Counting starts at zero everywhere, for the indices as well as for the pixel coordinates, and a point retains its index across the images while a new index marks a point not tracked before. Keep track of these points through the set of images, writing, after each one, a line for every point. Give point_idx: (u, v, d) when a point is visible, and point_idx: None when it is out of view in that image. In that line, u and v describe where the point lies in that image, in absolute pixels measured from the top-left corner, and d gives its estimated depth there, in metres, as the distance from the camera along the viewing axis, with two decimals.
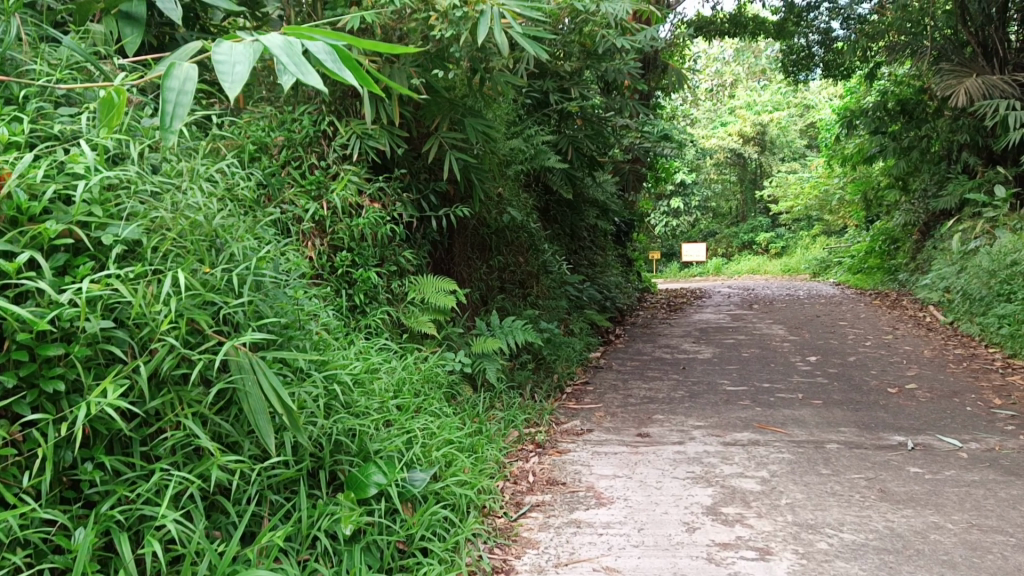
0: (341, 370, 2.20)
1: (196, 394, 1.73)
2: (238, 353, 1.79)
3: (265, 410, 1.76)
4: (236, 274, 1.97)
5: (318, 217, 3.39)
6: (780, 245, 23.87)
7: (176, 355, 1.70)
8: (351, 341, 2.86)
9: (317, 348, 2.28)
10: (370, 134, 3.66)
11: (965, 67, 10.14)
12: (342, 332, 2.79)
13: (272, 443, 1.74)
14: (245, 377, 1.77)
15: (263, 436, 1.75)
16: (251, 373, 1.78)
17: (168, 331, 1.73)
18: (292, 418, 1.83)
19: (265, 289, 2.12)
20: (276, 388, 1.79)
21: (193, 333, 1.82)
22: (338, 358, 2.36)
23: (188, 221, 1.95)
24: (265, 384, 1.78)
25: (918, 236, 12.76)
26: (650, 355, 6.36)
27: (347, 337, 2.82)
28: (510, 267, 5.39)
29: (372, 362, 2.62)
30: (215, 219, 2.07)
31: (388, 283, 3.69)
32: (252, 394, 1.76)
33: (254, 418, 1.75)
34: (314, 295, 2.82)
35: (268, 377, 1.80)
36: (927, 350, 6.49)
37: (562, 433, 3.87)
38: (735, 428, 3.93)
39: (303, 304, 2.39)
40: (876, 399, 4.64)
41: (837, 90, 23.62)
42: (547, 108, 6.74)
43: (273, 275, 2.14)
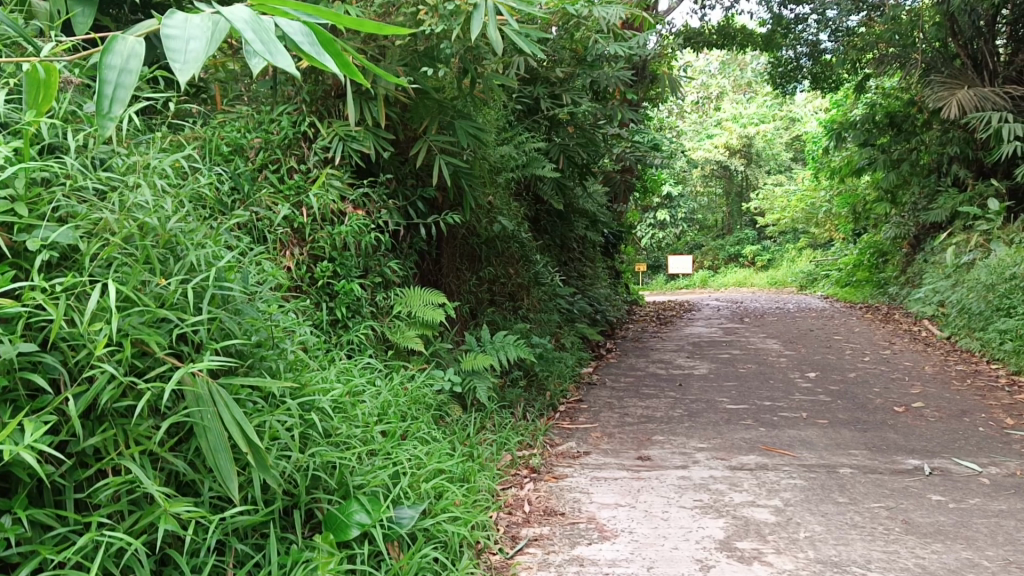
0: (320, 395, 1.98)
1: (144, 429, 1.50)
2: (196, 382, 1.56)
3: (227, 448, 1.53)
4: (195, 285, 1.74)
5: (296, 224, 3.16)
6: (766, 258, 23.81)
7: (118, 384, 1.47)
8: (331, 360, 2.63)
9: (294, 369, 2.05)
10: (354, 137, 3.44)
11: (955, 80, 10.06)
12: (322, 350, 2.56)
13: (235, 488, 1.51)
14: (203, 410, 1.54)
15: (224, 478, 1.52)
16: (211, 405, 1.55)
17: (109, 354, 1.50)
18: (259, 456, 1.60)
19: (234, 305, 1.89)
20: (241, 422, 1.56)
21: (142, 356, 1.59)
22: (317, 380, 2.13)
23: (137, 223, 1.73)
24: (228, 418, 1.55)
25: (908, 249, 12.64)
26: (645, 371, 6.14)
27: (328, 356, 2.59)
28: (501, 280, 5.17)
29: (354, 384, 2.38)
30: (171, 223, 1.84)
31: (372, 297, 3.46)
32: (211, 429, 1.53)
33: (213, 457, 1.52)
34: (290, 309, 2.59)
35: (233, 408, 1.57)
36: (928, 366, 6.31)
37: (558, 455, 3.65)
38: (741, 450, 3.72)
39: (275, 318, 2.15)
40: (883, 418, 4.45)
41: (822, 104, 23.69)
42: (538, 114, 6.55)
43: (242, 287, 1.90)
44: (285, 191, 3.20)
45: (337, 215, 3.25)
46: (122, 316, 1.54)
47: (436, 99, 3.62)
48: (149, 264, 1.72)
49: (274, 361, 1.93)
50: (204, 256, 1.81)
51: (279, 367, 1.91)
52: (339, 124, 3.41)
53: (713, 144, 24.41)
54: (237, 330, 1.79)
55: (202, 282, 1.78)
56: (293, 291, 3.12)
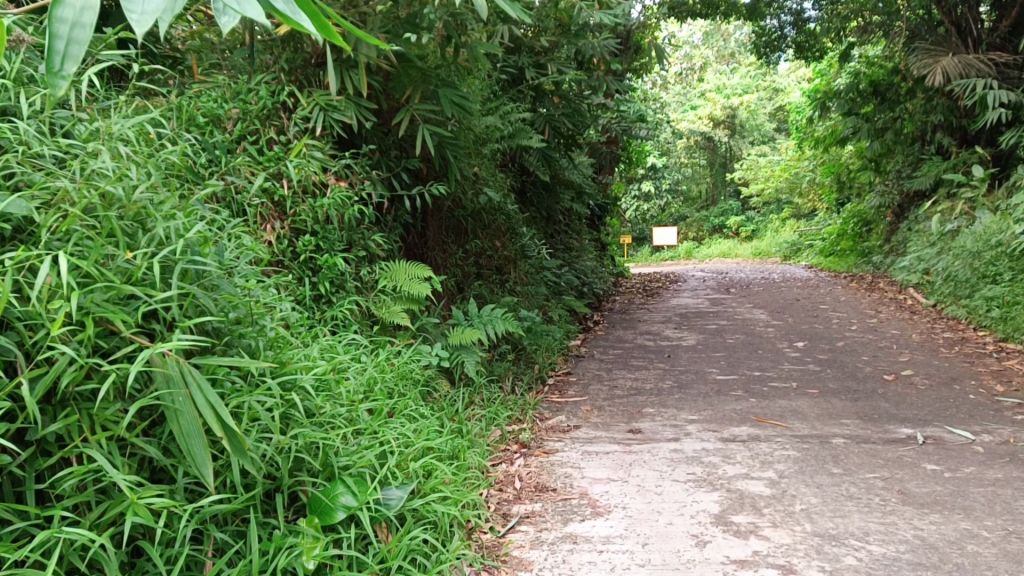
0: (303, 374, 1.89)
1: (111, 413, 1.41)
2: (166, 363, 1.47)
3: (201, 433, 1.44)
4: (163, 259, 1.65)
5: (276, 197, 3.05)
6: (750, 228, 23.81)
7: (79, 367, 1.38)
8: (314, 337, 2.54)
9: (275, 347, 1.96)
10: (334, 106, 3.32)
11: (940, 46, 9.99)
12: (303, 327, 2.48)
13: (209, 476, 1.43)
14: (175, 392, 1.45)
15: (198, 466, 1.43)
16: (184, 386, 1.47)
17: (70, 335, 1.41)
18: (236, 440, 1.51)
19: (209, 281, 1.79)
20: (215, 405, 1.48)
21: (108, 336, 1.50)
22: (299, 358, 2.04)
23: (97, 192, 1.65)
24: (202, 401, 1.46)
25: (892, 217, 12.64)
26: (633, 343, 6.09)
27: (309, 332, 2.50)
28: (487, 252, 5.08)
29: (339, 361, 2.30)
30: (138, 193, 1.75)
31: (356, 271, 3.36)
32: (184, 413, 1.45)
33: (186, 443, 1.43)
34: (270, 285, 2.49)
35: (207, 390, 1.48)
36: (915, 334, 6.30)
37: (548, 430, 3.59)
38: (733, 422, 3.67)
39: (255, 295, 2.05)
40: (874, 387, 4.42)
41: (806, 73, 23.59)
42: (522, 84, 6.42)
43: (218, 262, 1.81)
44: (264, 164, 3.09)
45: (320, 187, 3.14)
46: (83, 293, 1.45)
47: (419, 67, 3.50)
48: (114, 238, 1.63)
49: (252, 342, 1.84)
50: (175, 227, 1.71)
51: (260, 343, 1.81)
52: (319, 93, 3.29)
53: (697, 114, 24.30)
54: (213, 305, 1.69)
55: (172, 256, 1.68)
56: (274, 267, 3.03)
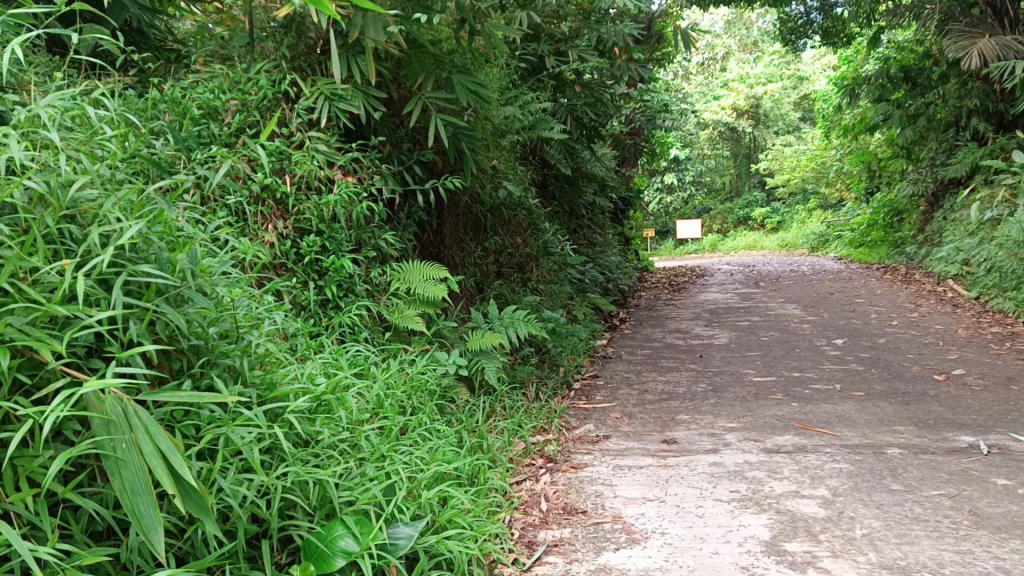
0: (295, 399, 1.66)
1: (39, 464, 1.23)
2: (105, 403, 1.27)
3: (148, 488, 1.24)
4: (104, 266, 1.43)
5: (278, 195, 2.83)
6: (776, 220, 23.36)
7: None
8: (316, 350, 2.30)
9: (265, 368, 1.73)
10: (340, 96, 3.08)
11: (976, 28, 9.57)
12: (300, 341, 2.25)
13: (159, 541, 1.22)
14: (117, 439, 1.26)
15: (145, 528, 1.23)
16: (128, 431, 1.27)
17: None
18: (194, 495, 1.31)
19: (181, 294, 1.56)
20: (166, 452, 1.27)
21: (39, 367, 1.31)
22: (293, 379, 1.81)
23: (24, 190, 1.44)
24: (150, 449, 1.26)
25: (926, 206, 12.21)
26: (662, 342, 5.81)
27: (309, 345, 2.28)
28: (508, 250, 4.82)
29: (340, 379, 2.06)
30: (80, 190, 1.53)
31: (366, 273, 3.11)
32: (128, 464, 1.25)
33: (131, 501, 1.23)
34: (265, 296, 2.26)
35: (156, 435, 1.29)
36: (961, 329, 5.97)
37: (575, 441, 3.34)
38: (775, 430, 3.39)
39: (241, 307, 1.82)
40: (925, 389, 4.12)
41: (831, 60, 23.13)
42: (541, 73, 6.15)
43: (189, 267, 1.58)
44: (263, 160, 2.86)
45: (324, 186, 2.93)
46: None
47: (432, 52, 3.27)
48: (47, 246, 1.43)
49: (232, 362, 1.62)
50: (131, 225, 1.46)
51: (243, 364, 1.60)
52: (323, 81, 3.06)
53: (720, 105, 23.88)
54: (181, 322, 1.46)
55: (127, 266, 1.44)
56: (276, 270, 2.81)
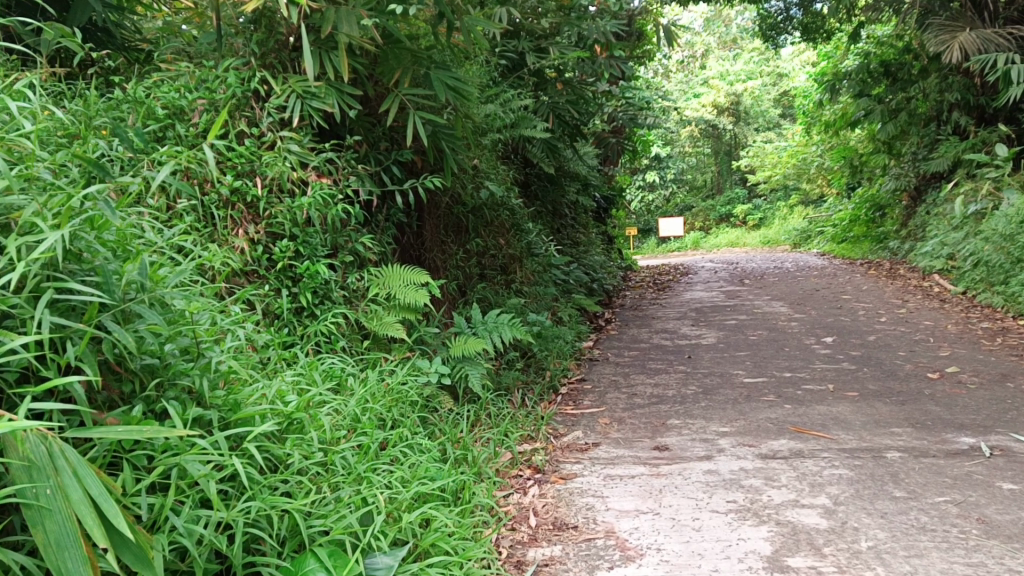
0: (260, 425, 1.52)
1: None
2: (27, 444, 1.18)
3: (77, 541, 1.15)
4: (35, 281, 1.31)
5: (248, 198, 2.70)
6: (758, 217, 23.38)
7: None
8: (287, 365, 2.17)
9: (227, 387, 1.60)
10: (313, 93, 2.95)
11: (956, 22, 9.55)
12: (268, 355, 2.11)
13: None
14: (41, 485, 1.16)
15: None
16: (53, 475, 1.17)
17: None
18: (131, 546, 1.22)
19: (131, 310, 1.43)
20: (98, 499, 1.18)
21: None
22: (260, 398, 1.67)
23: None
24: (79, 496, 1.17)
25: (908, 201, 12.19)
26: (649, 342, 5.71)
27: (278, 360, 2.14)
28: (490, 252, 4.69)
29: (313, 396, 1.93)
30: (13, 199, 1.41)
31: (343, 278, 2.98)
32: (53, 513, 1.15)
33: (57, 555, 1.13)
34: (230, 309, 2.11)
35: (86, 480, 1.19)
36: (950, 325, 5.91)
37: (564, 449, 3.22)
38: (769, 434, 3.29)
39: (202, 321, 1.68)
40: (919, 388, 4.03)
41: (810, 57, 23.19)
42: (522, 70, 6.03)
43: (138, 279, 1.44)
44: (232, 162, 2.72)
45: (297, 189, 2.80)
46: None
47: (409, 47, 3.14)
48: None
49: (191, 382, 1.50)
50: (61, 234, 1.33)
51: (203, 384, 1.47)
52: (295, 78, 2.92)
53: (701, 102, 23.86)
54: (128, 340, 1.33)
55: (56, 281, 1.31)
56: (247, 277, 2.68)
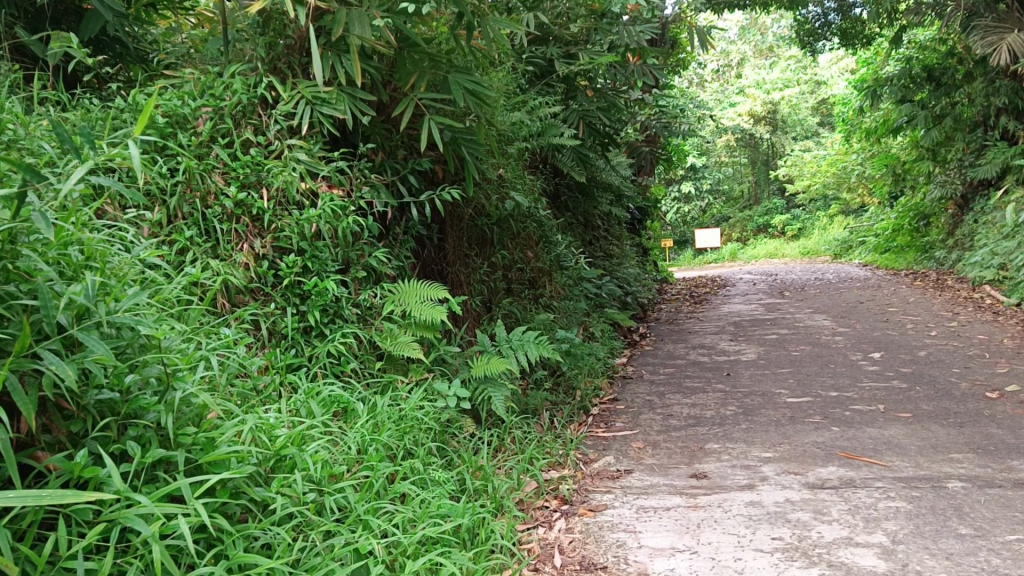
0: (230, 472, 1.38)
1: None
2: None
3: None
4: None
5: (254, 210, 2.56)
6: (796, 227, 22.90)
7: None
8: (283, 400, 1.99)
9: (189, 426, 1.46)
10: (324, 100, 2.80)
11: (1003, 23, 9.19)
12: (258, 388, 1.96)
13: None
14: None
15: None
16: None
17: None
18: None
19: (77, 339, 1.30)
20: None
21: None
22: (237, 438, 1.52)
23: None
24: None
25: (955, 209, 11.75)
26: (685, 359, 5.46)
27: (268, 394, 1.98)
28: (518, 266, 4.50)
29: (308, 433, 1.75)
30: None
31: (356, 295, 2.80)
32: None
33: None
34: (220, 336, 1.95)
35: None
36: (1006, 339, 5.58)
37: (594, 477, 3.01)
38: (817, 461, 3.04)
39: (174, 347, 1.54)
40: (978, 408, 3.75)
41: (848, 64, 22.76)
42: (550, 77, 5.86)
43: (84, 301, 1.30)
44: (235, 173, 2.58)
45: (307, 201, 2.66)
46: None
47: (426, 50, 2.99)
48: None
49: (156, 417, 1.41)
50: None
51: (168, 420, 1.37)
52: (304, 83, 2.78)
53: (737, 112, 23.46)
54: (67, 375, 1.20)
55: None
56: (252, 296, 2.54)
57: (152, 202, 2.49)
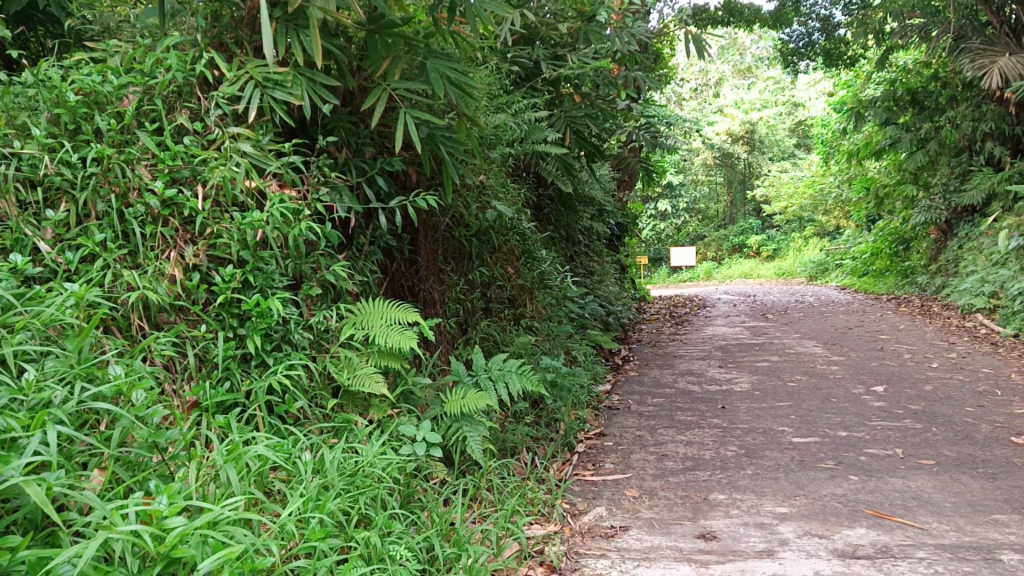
0: None
1: None
2: None
3: None
4: None
5: (184, 210, 2.11)
6: (772, 247, 22.76)
7: None
8: (196, 459, 1.57)
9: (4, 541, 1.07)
10: (276, 83, 2.35)
11: (993, 47, 8.93)
12: (159, 449, 1.51)
13: None
14: None
15: None
16: None
17: None
18: None
19: None
20: None
21: None
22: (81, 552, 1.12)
23: None
24: None
25: (937, 235, 11.50)
26: (674, 387, 5.05)
27: (174, 457, 1.53)
28: (498, 282, 4.06)
29: (214, 525, 1.32)
30: None
31: (309, 317, 2.34)
32: None
33: None
34: (103, 379, 1.54)
35: None
36: (1013, 373, 5.25)
37: (584, 533, 2.58)
38: (841, 520, 2.63)
39: None
40: (1007, 455, 3.37)
41: (825, 87, 22.70)
42: (536, 79, 5.47)
43: None
44: (163, 164, 2.12)
45: (251, 202, 2.21)
46: None
47: (401, 33, 2.53)
48: None
49: None
50: None
51: None
52: (253, 62, 2.33)
53: (715, 131, 23.23)
54: None
55: None
56: (181, 315, 2.09)
57: (58, 198, 2.06)
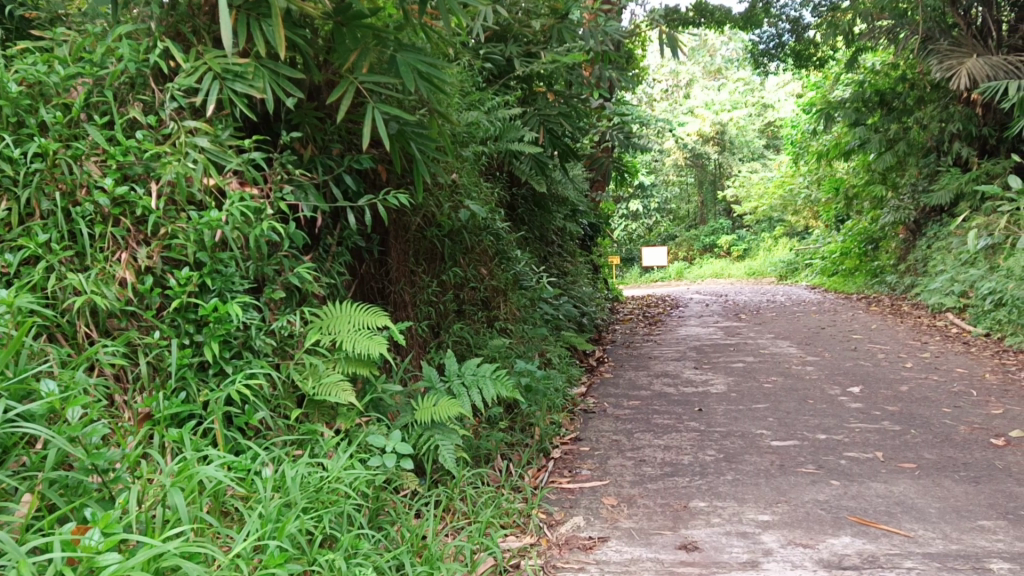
0: None
1: None
2: None
3: None
4: None
5: (136, 210, 1.98)
6: (742, 247, 22.88)
7: None
8: (141, 481, 1.47)
9: None
10: (237, 75, 2.21)
11: (960, 48, 8.95)
12: (100, 471, 1.40)
13: None
14: None
15: None
16: None
17: None
18: None
19: None
20: None
21: None
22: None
23: None
24: None
25: (905, 235, 11.57)
26: (650, 389, 4.98)
27: (116, 479, 1.42)
28: (472, 284, 3.95)
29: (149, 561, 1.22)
30: None
31: (272, 321, 2.22)
32: None
33: None
34: (38, 396, 1.43)
35: None
36: (987, 373, 5.25)
37: (562, 545, 2.48)
38: (824, 528, 2.55)
39: None
40: (987, 458, 3.33)
41: (794, 88, 22.85)
42: (509, 77, 5.37)
43: None
44: (114, 160, 1.99)
45: (209, 201, 2.08)
46: None
47: (370, 25, 2.40)
48: None
49: None
50: None
51: None
52: (212, 53, 2.20)
53: (685, 131, 23.27)
54: None
55: None
56: (133, 321, 1.96)
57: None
